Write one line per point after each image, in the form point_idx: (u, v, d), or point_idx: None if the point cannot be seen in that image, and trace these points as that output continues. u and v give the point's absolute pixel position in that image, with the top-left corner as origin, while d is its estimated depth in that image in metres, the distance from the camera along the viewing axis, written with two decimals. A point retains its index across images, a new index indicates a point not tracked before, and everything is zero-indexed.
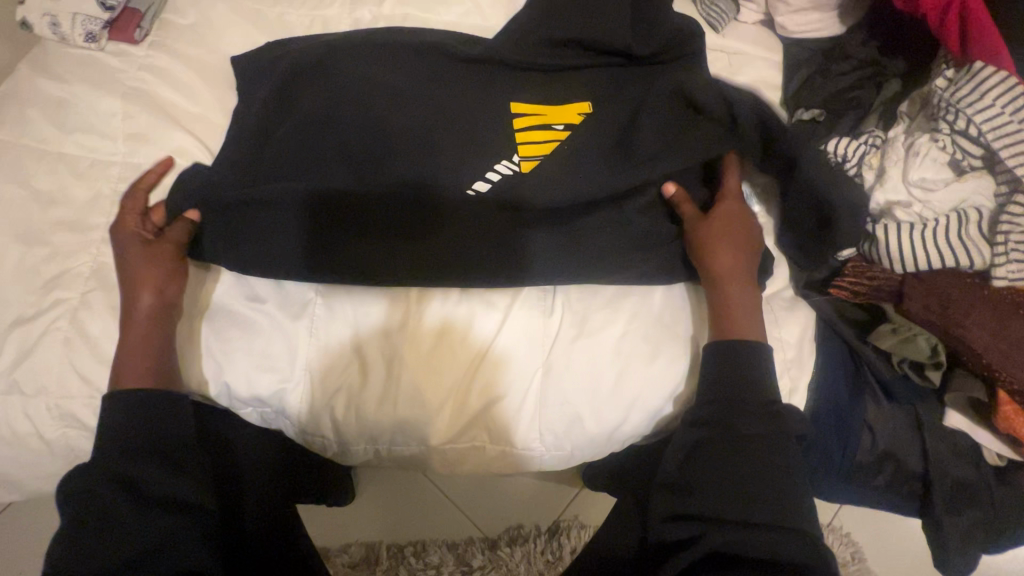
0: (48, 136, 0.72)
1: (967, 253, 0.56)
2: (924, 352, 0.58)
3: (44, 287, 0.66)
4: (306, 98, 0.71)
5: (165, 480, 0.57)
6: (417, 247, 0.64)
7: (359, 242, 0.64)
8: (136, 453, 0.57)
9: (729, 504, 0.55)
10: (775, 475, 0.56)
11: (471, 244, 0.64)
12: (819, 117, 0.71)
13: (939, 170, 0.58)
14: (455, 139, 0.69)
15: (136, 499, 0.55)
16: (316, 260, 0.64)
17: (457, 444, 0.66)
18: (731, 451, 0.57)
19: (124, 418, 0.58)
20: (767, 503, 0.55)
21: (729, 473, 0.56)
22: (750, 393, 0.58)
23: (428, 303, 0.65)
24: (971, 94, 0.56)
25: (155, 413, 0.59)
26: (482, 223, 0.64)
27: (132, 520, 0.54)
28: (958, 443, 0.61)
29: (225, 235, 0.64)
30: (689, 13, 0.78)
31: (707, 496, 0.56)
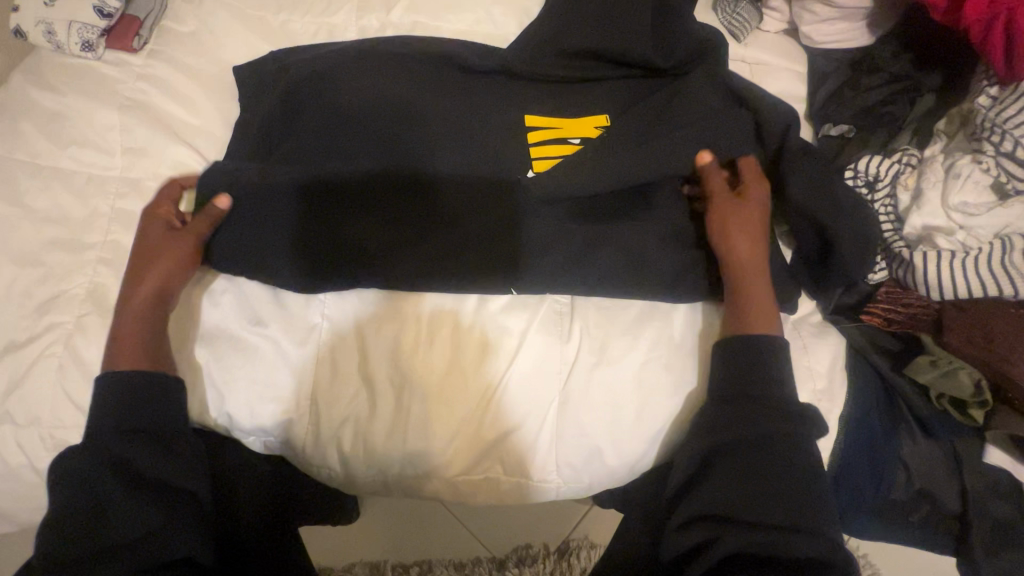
0: (43, 150, 0.69)
1: (1012, 283, 0.53)
2: (967, 390, 0.54)
3: (38, 309, 0.63)
4: (306, 107, 0.67)
5: (160, 468, 0.54)
6: (423, 253, 0.61)
7: (357, 225, 0.61)
8: (132, 439, 0.54)
9: (745, 512, 0.52)
10: (801, 488, 0.52)
11: (478, 255, 0.61)
12: (847, 134, 0.68)
13: (981, 194, 0.55)
14: (467, 150, 0.66)
15: (132, 484, 0.53)
16: (319, 282, 0.61)
17: (470, 475, 0.63)
18: (757, 461, 0.53)
19: (118, 408, 0.54)
20: (788, 516, 0.51)
21: (751, 481, 0.53)
22: (779, 424, 0.54)
23: (425, 295, 0.63)
24: (1018, 113, 0.53)
25: (147, 400, 0.55)
26: (491, 234, 0.62)
27: (125, 504, 0.52)
28: (1000, 483, 0.58)
29: (231, 255, 0.61)
30: (710, 23, 0.75)
31: (718, 498, 0.53)
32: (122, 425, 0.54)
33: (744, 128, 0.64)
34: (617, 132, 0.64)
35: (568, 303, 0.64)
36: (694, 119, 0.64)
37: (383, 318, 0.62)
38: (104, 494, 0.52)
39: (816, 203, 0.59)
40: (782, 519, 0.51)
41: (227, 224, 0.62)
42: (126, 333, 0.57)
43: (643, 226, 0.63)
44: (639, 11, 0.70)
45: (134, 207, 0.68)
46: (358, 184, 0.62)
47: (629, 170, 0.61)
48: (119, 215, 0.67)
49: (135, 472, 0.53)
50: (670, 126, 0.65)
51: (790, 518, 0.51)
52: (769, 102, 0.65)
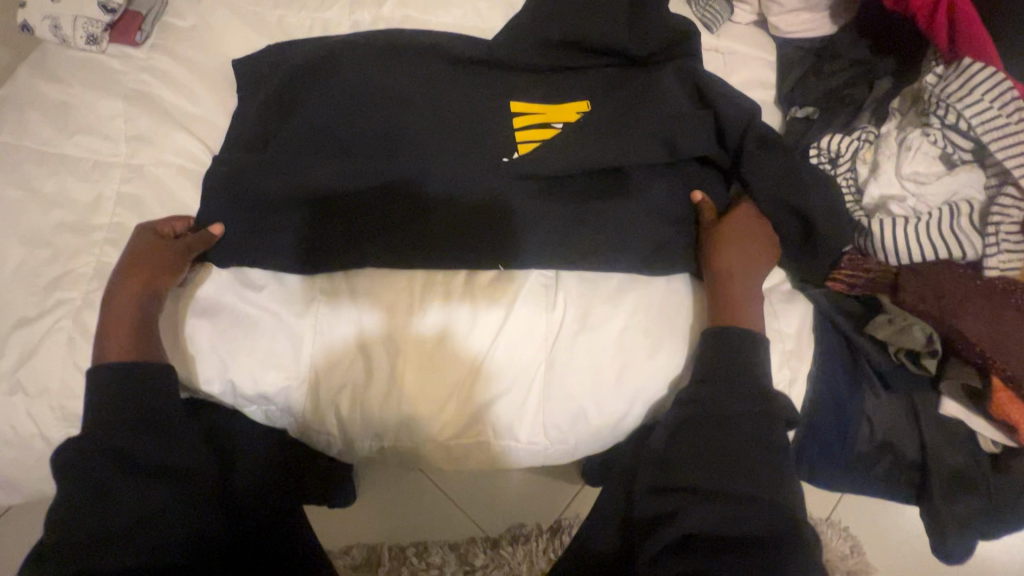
0: (50, 138, 0.73)
1: (960, 245, 0.58)
2: (919, 341, 0.58)
3: (46, 288, 0.66)
4: (306, 104, 0.71)
5: (158, 452, 0.56)
6: (417, 249, 0.66)
7: (350, 234, 0.66)
8: (124, 426, 0.55)
9: (708, 478, 0.55)
10: (754, 449, 0.56)
11: (472, 242, 0.66)
12: (813, 115, 0.73)
13: (930, 164, 0.61)
14: (460, 155, 0.68)
15: (133, 471, 0.54)
16: (315, 260, 0.66)
17: (462, 438, 0.66)
18: (713, 428, 0.57)
19: (110, 402, 0.56)
20: (745, 480, 0.55)
21: (707, 448, 0.56)
22: (744, 377, 0.58)
23: (423, 311, 0.65)
24: (960, 89, 0.58)
25: (138, 386, 0.57)
26: (482, 233, 0.66)
27: (128, 490, 0.53)
28: (954, 432, 0.63)
29: (239, 241, 0.66)
30: (683, 16, 0.80)
31: (685, 471, 0.56)
32: (112, 415, 0.56)
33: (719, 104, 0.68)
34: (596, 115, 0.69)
35: (553, 276, 0.67)
36: (667, 100, 0.68)
37: (377, 291, 0.66)
38: (106, 484, 0.53)
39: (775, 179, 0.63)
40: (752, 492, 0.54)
41: (234, 211, 0.66)
42: (114, 331, 0.60)
43: (624, 200, 0.66)
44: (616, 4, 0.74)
45: (138, 192, 0.71)
46: (358, 198, 0.67)
47: (604, 151, 0.66)
48: (124, 199, 0.70)
49: (130, 459, 0.54)
50: (645, 109, 0.69)
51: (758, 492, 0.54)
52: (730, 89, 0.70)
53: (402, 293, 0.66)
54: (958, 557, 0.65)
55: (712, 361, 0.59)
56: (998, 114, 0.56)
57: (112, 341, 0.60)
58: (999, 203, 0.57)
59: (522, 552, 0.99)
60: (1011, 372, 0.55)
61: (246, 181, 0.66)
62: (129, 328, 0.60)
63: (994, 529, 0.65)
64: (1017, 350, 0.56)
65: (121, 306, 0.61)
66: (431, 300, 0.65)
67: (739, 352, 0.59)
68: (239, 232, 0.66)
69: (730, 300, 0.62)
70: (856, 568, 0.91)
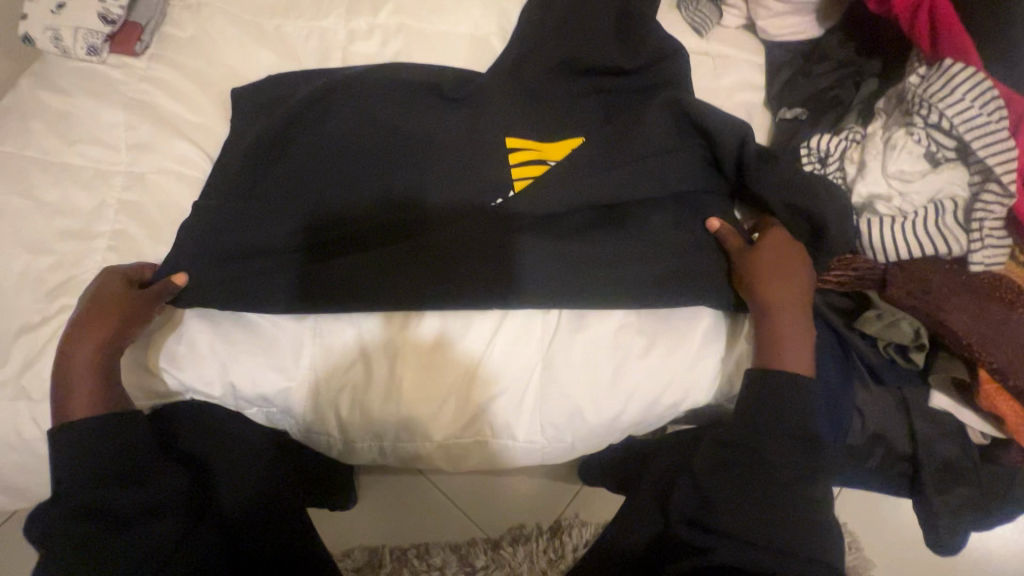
0: (52, 147, 0.74)
1: (945, 241, 0.59)
2: (908, 335, 0.60)
3: (50, 294, 0.67)
4: (312, 118, 0.73)
5: (132, 500, 0.57)
6: (416, 270, 0.65)
7: (348, 259, 0.66)
8: (99, 474, 0.57)
9: (743, 519, 0.57)
10: (791, 491, 0.57)
11: (469, 261, 0.65)
12: (801, 116, 0.75)
13: (915, 162, 0.62)
14: (460, 170, 0.71)
15: (113, 521, 0.56)
16: (313, 267, 0.66)
17: (461, 439, 0.67)
18: (755, 469, 0.58)
19: (84, 451, 0.57)
20: (780, 525, 0.56)
21: (748, 491, 0.58)
22: (786, 414, 0.59)
23: (422, 320, 0.66)
24: (942, 89, 0.59)
25: (106, 434, 0.58)
26: (479, 258, 0.65)
27: (111, 539, 0.55)
28: (943, 424, 0.64)
29: (230, 262, 0.65)
30: (674, 21, 0.82)
31: (722, 509, 0.58)
32: (87, 464, 0.57)
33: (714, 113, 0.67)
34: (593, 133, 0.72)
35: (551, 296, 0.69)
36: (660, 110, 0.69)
37: None
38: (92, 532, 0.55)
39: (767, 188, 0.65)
40: (784, 540, 0.56)
41: (229, 223, 0.66)
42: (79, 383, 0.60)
43: (618, 199, 0.67)
44: (603, 19, 0.77)
45: (139, 199, 0.72)
46: (355, 213, 0.69)
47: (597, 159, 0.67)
48: (125, 206, 0.71)
49: (111, 505, 0.56)
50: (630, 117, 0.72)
51: (788, 540, 0.56)
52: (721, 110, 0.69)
53: (401, 312, 0.66)
54: (950, 547, 0.66)
55: (754, 399, 0.60)
56: (980, 113, 0.57)
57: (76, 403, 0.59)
58: (982, 200, 0.58)
59: (522, 552, 0.99)
60: (997, 364, 0.57)
61: (251, 198, 0.69)
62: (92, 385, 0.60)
63: (982, 517, 0.67)
64: (1001, 342, 0.57)
65: (80, 360, 0.60)
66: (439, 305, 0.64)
67: (779, 392, 0.59)
68: (226, 245, 0.65)
69: (785, 334, 0.61)
70: (854, 563, 0.92)
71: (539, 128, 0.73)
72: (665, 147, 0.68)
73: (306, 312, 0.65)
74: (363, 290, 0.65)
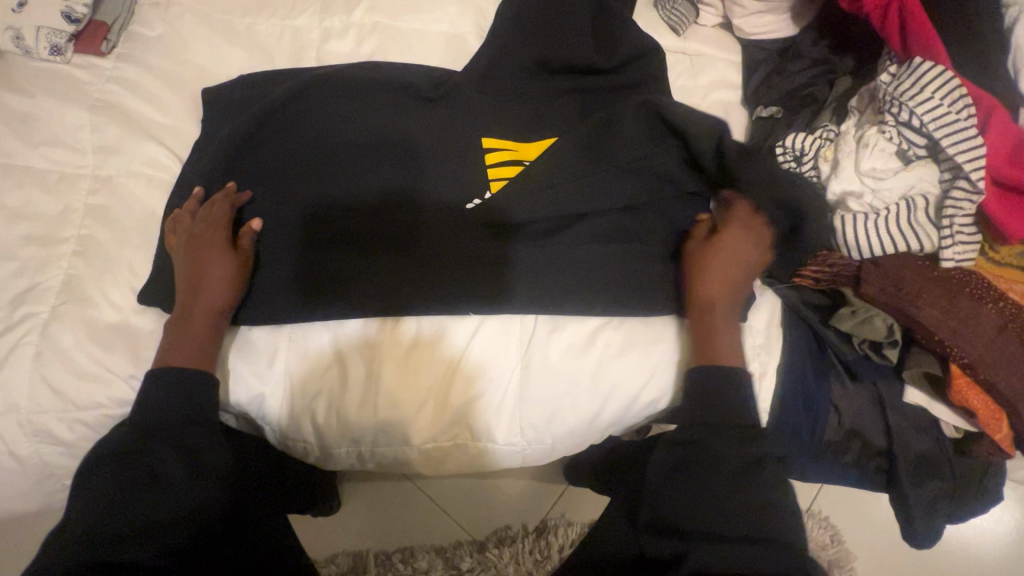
0: (15, 150, 0.71)
1: (916, 238, 0.60)
2: (881, 332, 0.60)
3: (13, 302, 0.65)
4: (292, 116, 0.71)
5: (181, 465, 0.55)
6: (399, 269, 0.65)
7: (329, 261, 0.65)
8: (183, 454, 0.56)
9: (708, 519, 0.56)
10: (749, 488, 0.57)
11: (453, 259, 0.65)
12: (777, 115, 0.75)
13: (887, 160, 0.62)
14: (437, 169, 0.70)
15: (156, 478, 0.54)
16: (299, 270, 0.65)
17: (440, 443, 0.66)
18: (715, 464, 0.57)
19: (171, 420, 0.56)
20: (746, 521, 0.55)
21: (711, 491, 0.56)
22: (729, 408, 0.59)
23: (401, 321, 0.65)
24: (911, 87, 0.60)
25: (195, 414, 0.58)
26: (462, 258, 0.65)
27: (148, 495, 0.53)
28: (917, 419, 0.65)
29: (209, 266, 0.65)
30: (651, 20, 0.81)
31: (682, 512, 0.56)
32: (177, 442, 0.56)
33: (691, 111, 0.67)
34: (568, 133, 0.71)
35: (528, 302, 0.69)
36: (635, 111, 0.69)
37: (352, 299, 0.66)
38: (133, 498, 0.53)
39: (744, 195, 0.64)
40: (746, 532, 0.55)
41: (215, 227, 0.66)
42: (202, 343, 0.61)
43: (598, 199, 0.67)
44: (581, 16, 0.76)
45: (107, 203, 0.70)
46: (348, 211, 0.68)
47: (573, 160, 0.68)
48: (92, 211, 0.69)
49: (161, 471, 0.54)
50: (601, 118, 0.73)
51: (752, 531, 0.55)
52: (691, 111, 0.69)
53: (387, 316, 0.65)
54: (928, 540, 0.67)
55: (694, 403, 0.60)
56: (948, 111, 0.58)
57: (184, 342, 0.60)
58: (952, 196, 0.59)
59: (509, 554, 0.99)
60: (969, 360, 0.58)
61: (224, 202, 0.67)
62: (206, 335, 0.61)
63: (957, 509, 0.68)
64: (970, 335, 0.58)
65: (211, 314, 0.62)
66: (423, 301, 0.64)
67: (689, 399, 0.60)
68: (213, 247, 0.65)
69: (716, 343, 0.62)
70: (835, 556, 0.94)
71: (517, 128, 0.73)
72: (647, 150, 0.68)
73: (283, 322, 0.64)
74: (343, 293, 0.65)
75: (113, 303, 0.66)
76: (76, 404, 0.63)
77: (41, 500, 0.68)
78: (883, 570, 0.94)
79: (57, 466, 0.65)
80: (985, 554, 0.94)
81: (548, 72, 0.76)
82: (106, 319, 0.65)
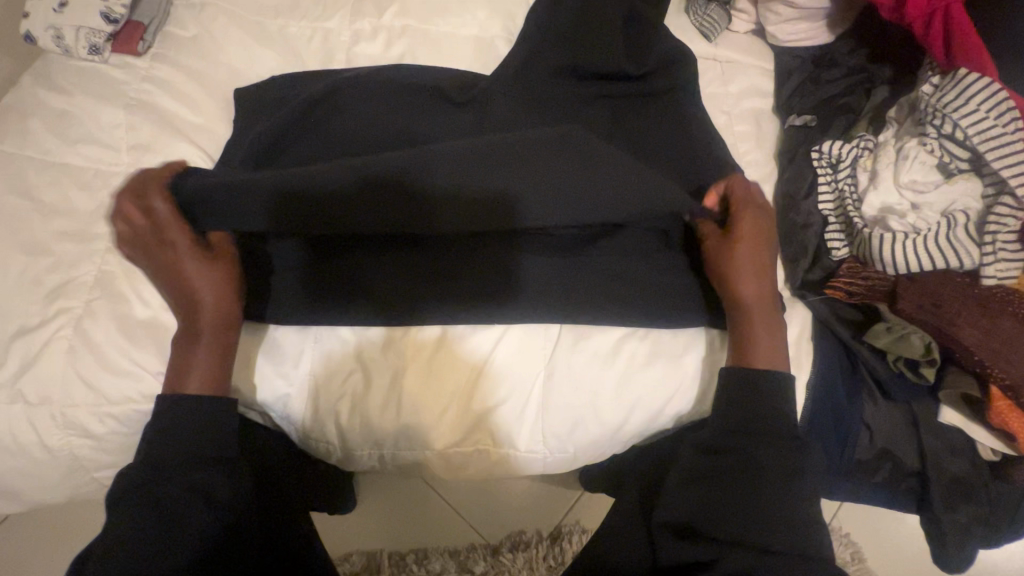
0: (53, 148, 0.73)
1: (956, 255, 0.58)
2: (919, 350, 0.59)
3: (47, 296, 0.66)
4: (324, 117, 0.72)
5: (201, 485, 0.55)
6: (407, 277, 0.66)
7: (352, 264, 0.66)
8: (187, 536, 0.53)
9: (726, 525, 0.55)
10: (780, 486, 0.55)
11: (475, 277, 0.65)
12: (811, 123, 0.73)
13: (927, 172, 0.61)
14: (462, 161, 0.64)
15: (172, 507, 0.53)
16: (318, 279, 0.66)
17: (460, 448, 0.66)
18: (727, 478, 0.56)
19: (175, 435, 0.57)
20: (753, 526, 0.54)
21: (721, 504, 0.56)
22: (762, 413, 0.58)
23: (424, 326, 0.65)
24: (956, 99, 0.58)
25: (199, 444, 0.57)
26: (490, 265, 0.66)
27: (165, 524, 0.53)
28: (952, 440, 0.63)
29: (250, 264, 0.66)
30: (682, 26, 0.81)
31: (720, 523, 0.55)
32: (173, 527, 0.53)
33: (714, 142, 0.72)
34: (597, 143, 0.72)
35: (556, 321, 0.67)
36: (665, 136, 0.72)
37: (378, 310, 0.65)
38: (156, 528, 0.52)
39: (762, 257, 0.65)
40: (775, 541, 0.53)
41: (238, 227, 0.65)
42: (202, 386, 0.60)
43: (624, 206, 0.64)
44: (611, 22, 0.76)
45: None
46: (350, 209, 0.62)
47: (608, 162, 0.65)
48: None
49: (187, 493, 0.54)
50: (625, 131, 0.73)
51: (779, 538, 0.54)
52: (709, 134, 0.72)
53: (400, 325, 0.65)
54: (959, 564, 0.65)
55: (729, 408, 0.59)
56: (994, 124, 0.56)
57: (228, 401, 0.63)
58: (995, 212, 0.57)
59: (522, 558, 0.99)
60: (1009, 380, 0.56)
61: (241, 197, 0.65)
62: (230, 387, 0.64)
63: (992, 533, 0.66)
64: (1014, 357, 0.56)
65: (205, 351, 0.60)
66: (436, 306, 0.65)
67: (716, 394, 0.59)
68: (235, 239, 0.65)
69: (753, 343, 0.60)
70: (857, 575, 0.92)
71: (545, 134, 0.72)
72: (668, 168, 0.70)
73: (303, 324, 0.65)
74: (369, 301, 0.65)
75: (143, 299, 0.67)
76: (107, 397, 0.64)
77: (69, 491, 0.69)
78: None
79: (86, 458, 0.66)
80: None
81: (581, 77, 0.76)
82: (137, 315, 0.66)
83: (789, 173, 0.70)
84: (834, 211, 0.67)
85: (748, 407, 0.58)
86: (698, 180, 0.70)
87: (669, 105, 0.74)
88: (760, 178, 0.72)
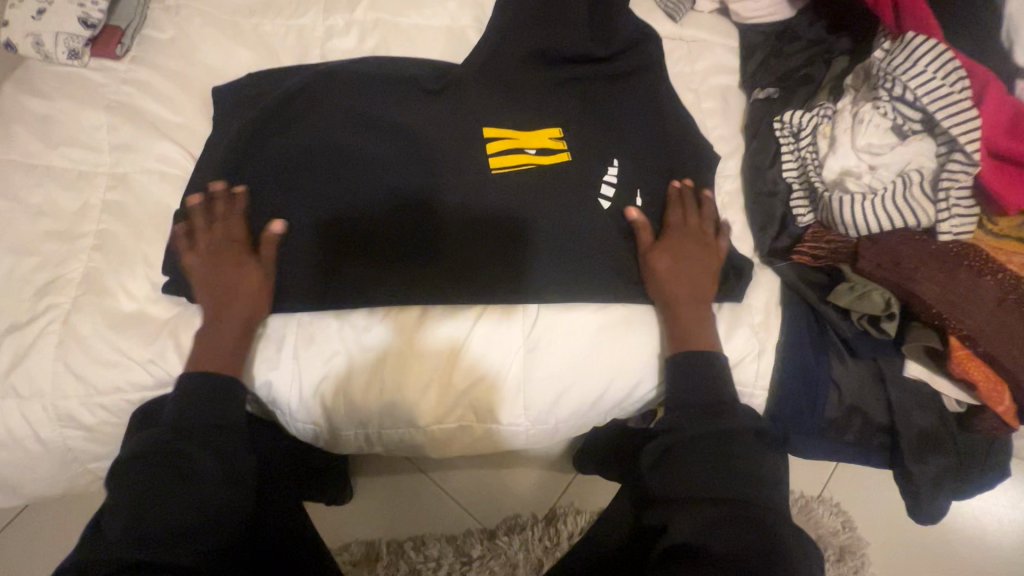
0: (35, 150, 0.75)
1: (913, 214, 0.60)
2: (879, 306, 0.61)
3: (37, 294, 0.68)
4: (300, 110, 0.73)
5: (208, 461, 0.57)
6: (402, 269, 0.67)
7: (357, 262, 0.66)
8: (182, 521, 0.54)
9: (691, 482, 0.57)
10: (721, 467, 0.58)
11: (467, 259, 0.67)
12: (773, 96, 0.76)
13: (883, 135, 0.64)
14: (453, 153, 0.71)
15: (184, 476, 0.55)
16: (322, 283, 0.66)
17: (446, 425, 0.68)
18: (683, 462, 0.58)
19: (187, 405, 0.59)
20: (720, 483, 0.57)
21: (693, 467, 0.58)
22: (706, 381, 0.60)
23: (421, 313, 0.67)
24: (904, 61, 0.60)
25: (217, 418, 0.60)
26: (485, 251, 0.67)
27: (172, 497, 0.54)
28: (919, 394, 0.65)
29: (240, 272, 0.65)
30: (647, 7, 0.82)
31: (679, 483, 0.58)
32: (163, 507, 0.54)
33: (680, 119, 0.74)
34: (567, 124, 0.74)
35: (533, 311, 0.67)
36: (631, 114, 0.74)
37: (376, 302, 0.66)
38: (166, 496, 0.54)
39: (718, 231, 0.68)
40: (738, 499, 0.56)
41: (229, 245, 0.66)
42: (213, 355, 0.62)
43: (581, 202, 0.68)
44: (578, 6, 0.78)
45: (123, 199, 0.73)
46: (363, 218, 0.68)
47: (586, 155, 0.71)
48: (110, 207, 0.73)
49: (195, 468, 0.56)
50: (594, 110, 0.75)
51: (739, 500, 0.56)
52: (675, 112, 0.74)
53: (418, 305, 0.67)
54: (932, 516, 0.68)
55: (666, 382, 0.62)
56: (942, 84, 0.58)
57: (210, 355, 0.62)
58: (948, 169, 0.59)
59: (518, 541, 0.99)
60: (966, 330, 0.58)
61: (241, 201, 0.69)
62: (227, 342, 0.63)
63: (967, 487, 0.68)
64: (968, 308, 0.59)
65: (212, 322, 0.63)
66: (439, 295, 0.66)
67: (700, 376, 0.61)
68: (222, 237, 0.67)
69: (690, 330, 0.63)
70: (848, 543, 0.94)
71: (518, 118, 0.74)
72: (637, 146, 0.72)
73: (291, 311, 0.67)
74: (376, 299, 0.66)
75: (130, 292, 0.69)
76: (98, 388, 0.66)
77: (65, 483, 0.71)
78: (896, 553, 0.95)
79: (79, 450, 0.68)
80: (990, 534, 0.95)
81: (551, 60, 0.78)
82: (124, 308, 0.68)
83: (754, 145, 0.72)
84: (797, 178, 0.70)
85: (706, 387, 0.61)
86: (665, 155, 0.72)
87: (636, 85, 0.77)
88: (728, 152, 0.74)
